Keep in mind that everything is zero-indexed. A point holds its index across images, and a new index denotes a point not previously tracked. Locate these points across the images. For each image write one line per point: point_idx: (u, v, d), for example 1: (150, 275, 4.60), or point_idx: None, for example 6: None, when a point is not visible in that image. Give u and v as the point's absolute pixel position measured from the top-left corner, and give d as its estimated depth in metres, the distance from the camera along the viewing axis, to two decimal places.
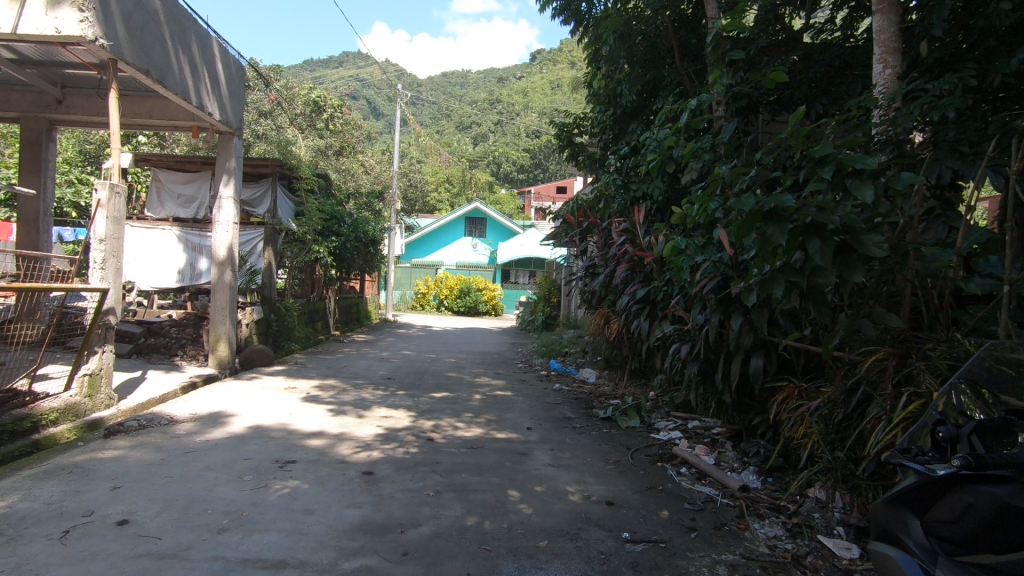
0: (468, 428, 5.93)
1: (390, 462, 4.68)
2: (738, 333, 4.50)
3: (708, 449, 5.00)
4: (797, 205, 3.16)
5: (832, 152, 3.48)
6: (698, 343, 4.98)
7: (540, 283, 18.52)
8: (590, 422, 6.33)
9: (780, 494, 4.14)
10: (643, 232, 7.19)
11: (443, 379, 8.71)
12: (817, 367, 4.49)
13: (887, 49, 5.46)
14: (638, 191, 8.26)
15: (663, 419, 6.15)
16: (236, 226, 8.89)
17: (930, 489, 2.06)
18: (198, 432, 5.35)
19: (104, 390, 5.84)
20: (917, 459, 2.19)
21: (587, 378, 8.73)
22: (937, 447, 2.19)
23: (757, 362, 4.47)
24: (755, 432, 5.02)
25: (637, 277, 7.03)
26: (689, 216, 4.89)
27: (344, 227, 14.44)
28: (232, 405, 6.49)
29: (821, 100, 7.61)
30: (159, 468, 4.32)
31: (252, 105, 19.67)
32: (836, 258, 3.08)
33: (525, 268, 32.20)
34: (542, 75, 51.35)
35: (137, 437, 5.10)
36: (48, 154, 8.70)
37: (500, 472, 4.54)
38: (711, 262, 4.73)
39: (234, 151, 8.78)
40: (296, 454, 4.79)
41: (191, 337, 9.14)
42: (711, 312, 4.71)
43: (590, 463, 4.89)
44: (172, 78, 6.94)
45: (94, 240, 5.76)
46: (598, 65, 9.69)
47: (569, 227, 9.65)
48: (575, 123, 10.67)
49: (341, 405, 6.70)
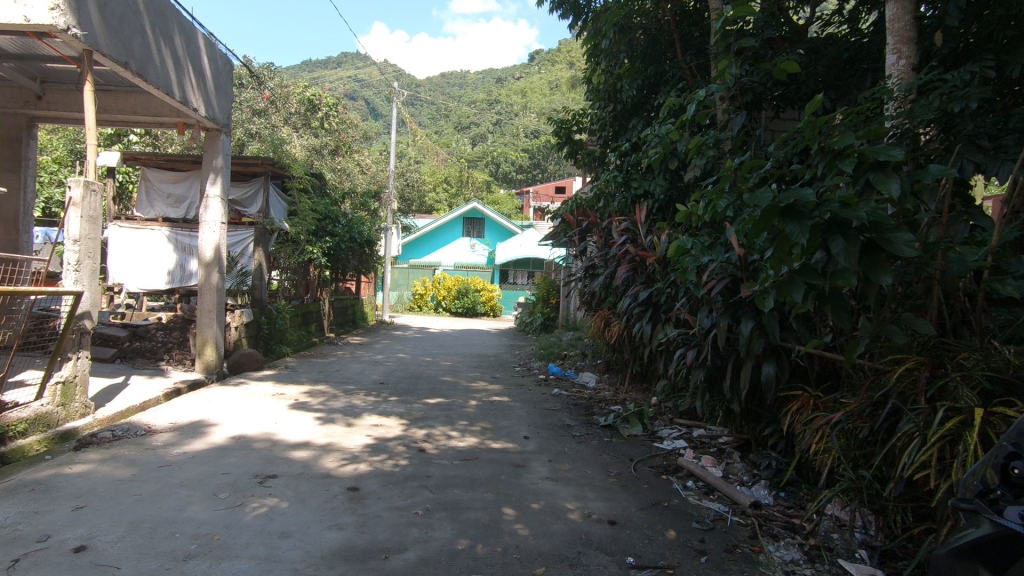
0: (463, 437, 5.63)
1: (378, 477, 4.39)
2: (748, 339, 4.23)
3: (714, 460, 4.75)
4: (817, 200, 2.88)
5: (853, 144, 3.20)
6: (705, 350, 4.72)
7: (539, 284, 18.25)
8: (590, 430, 6.05)
9: (795, 512, 3.87)
10: (644, 231, 6.89)
11: (438, 384, 8.42)
12: (831, 374, 4.23)
13: (901, 39, 5.19)
14: (639, 189, 7.97)
15: (667, 427, 5.88)
16: (223, 226, 8.59)
17: (1007, 547, 1.77)
18: (176, 443, 5.06)
19: (79, 398, 5.54)
20: (987, 503, 1.89)
21: (587, 383, 8.43)
22: (1010, 485, 1.86)
23: (768, 369, 4.20)
24: (765, 443, 4.76)
25: (638, 279, 6.72)
26: (695, 214, 4.62)
27: (339, 227, 14.13)
28: (215, 413, 6.20)
29: (830, 94, 7.33)
30: (130, 484, 4.04)
31: (246, 104, 19.33)
32: (862, 259, 2.80)
33: (524, 268, 31.94)
34: (542, 75, 51.04)
35: (111, 449, 4.81)
36: (28, 152, 8.38)
37: (495, 487, 4.25)
38: (719, 262, 4.45)
39: (222, 149, 8.48)
40: (277, 468, 4.50)
41: (178, 340, 8.86)
42: (719, 316, 4.44)
43: (590, 476, 4.61)
44: (153, 71, 6.64)
45: (68, 240, 5.47)
46: (598, 60, 9.41)
47: (567, 227, 9.35)
48: (574, 119, 10.38)
49: (330, 413, 6.41)
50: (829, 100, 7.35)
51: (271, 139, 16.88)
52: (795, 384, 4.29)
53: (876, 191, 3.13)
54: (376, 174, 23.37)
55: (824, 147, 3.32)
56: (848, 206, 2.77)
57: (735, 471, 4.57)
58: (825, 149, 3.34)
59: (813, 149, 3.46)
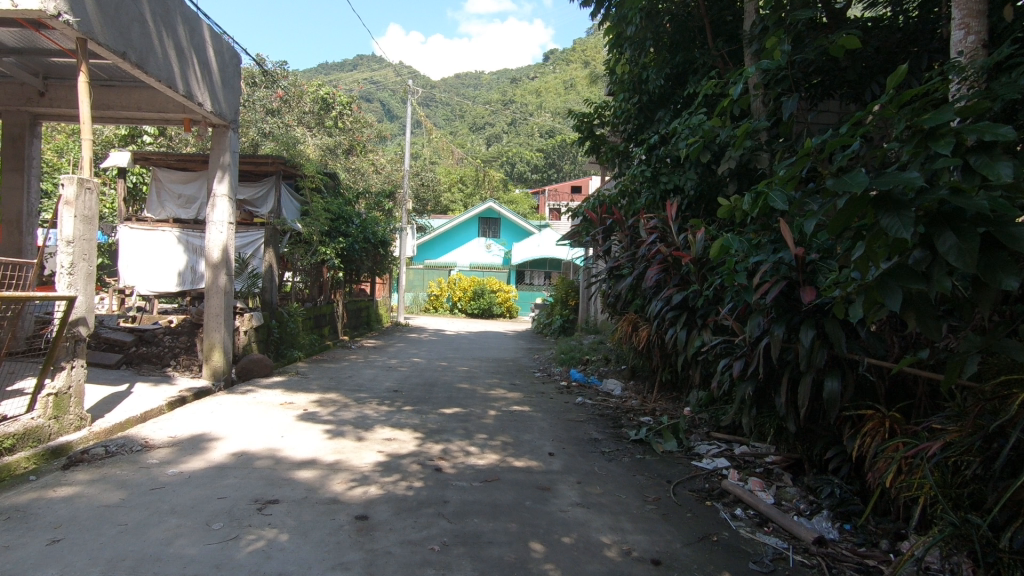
0: (482, 454, 5.16)
1: (390, 503, 3.94)
2: (808, 351, 3.72)
3: (763, 483, 4.28)
4: (921, 187, 2.36)
5: (951, 120, 2.67)
6: (756, 361, 4.21)
7: (558, 284, 17.69)
8: (620, 446, 5.55)
9: (867, 551, 3.36)
10: (677, 229, 6.42)
11: (454, 392, 7.95)
12: (904, 392, 3.72)
13: (969, 12, 4.41)
14: (669, 184, 7.43)
15: (704, 442, 5.39)
16: (231, 226, 8.21)
17: None
18: (173, 461, 4.69)
19: (74, 410, 5.17)
20: None
21: (612, 391, 7.92)
22: None
23: (833, 384, 3.68)
24: (821, 465, 4.26)
25: (671, 281, 6.22)
26: (745, 208, 4.11)
27: (352, 228, 13.76)
28: (219, 425, 5.81)
29: (879, 79, 6.70)
30: (116, 511, 3.64)
31: (260, 102, 18.99)
32: (976, 259, 2.28)
33: (541, 269, 31.42)
34: (557, 73, 50.39)
35: (102, 468, 4.44)
36: (33, 151, 8.10)
37: (520, 516, 3.78)
38: (772, 263, 3.95)
39: (229, 146, 8.13)
40: (279, 491, 4.08)
41: (186, 345, 8.53)
42: (774, 324, 3.93)
43: (625, 502, 4.12)
44: (153, 63, 6.27)
45: (60, 242, 5.11)
46: (622, 49, 8.89)
47: (589, 226, 8.75)
48: (596, 112, 9.86)
49: (341, 425, 5.98)
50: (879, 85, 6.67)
51: (285, 138, 16.57)
52: (863, 402, 3.78)
53: (980, 178, 2.60)
54: (390, 174, 23.03)
55: (908, 127, 2.78)
56: (959, 192, 2.28)
57: (788, 498, 4.07)
58: (910, 129, 2.81)
59: (896, 127, 2.92)
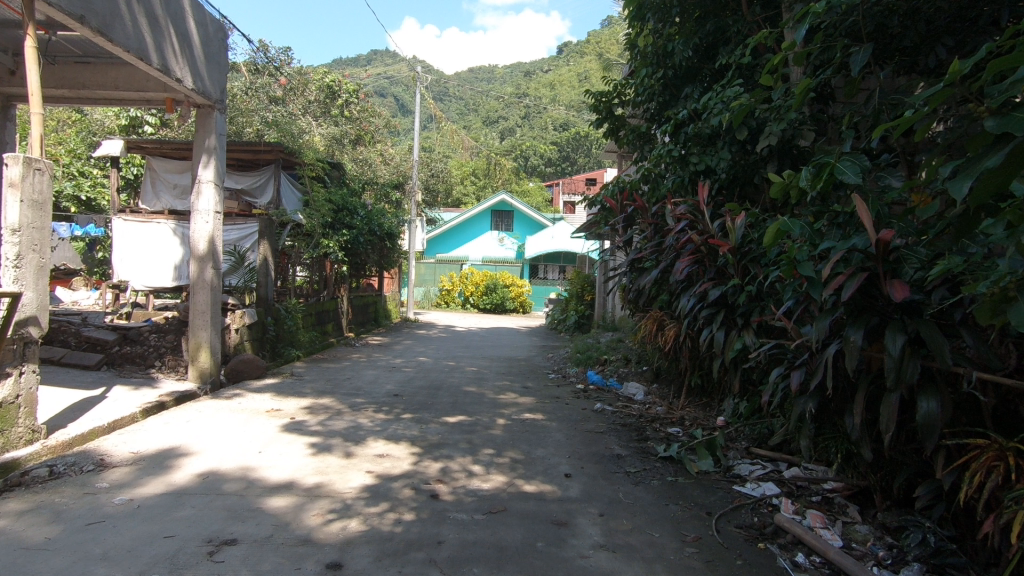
0: (487, 475, 4.42)
1: (371, 544, 3.23)
2: (897, 362, 2.95)
3: (824, 518, 3.53)
4: None
5: None
6: (821, 373, 3.40)
7: (573, 279, 16.88)
8: (647, 465, 4.78)
9: None
10: (708, 214, 5.58)
11: (461, 396, 7.24)
12: (1018, 416, 2.95)
13: None
14: (699, 165, 6.52)
15: (745, 461, 4.64)
16: (218, 215, 7.55)
17: None
18: (128, 484, 4.03)
19: (23, 422, 4.51)
20: None
21: (634, 396, 7.15)
22: None
23: (928, 404, 2.89)
24: (898, 499, 3.49)
25: (705, 274, 5.47)
26: (806, 185, 3.33)
27: (357, 219, 12.95)
28: (193, 439, 5.14)
29: (946, 42, 5.54)
30: (34, 558, 2.98)
31: (262, 89, 17.79)
32: None
33: (555, 263, 30.53)
34: (571, 65, 49.34)
35: (40, 496, 3.79)
36: (6, 135, 7.43)
37: (529, 565, 3.05)
38: (846, 250, 3.16)
39: (215, 128, 7.48)
40: (240, 528, 3.39)
41: (172, 344, 7.87)
42: (850, 328, 3.14)
43: (658, 544, 3.36)
44: (120, 30, 5.61)
45: (5, 230, 4.48)
46: (644, 21, 8.05)
47: (608, 214, 7.98)
48: (616, 90, 8.95)
49: (328, 438, 5.28)
50: (943, 49, 5.55)
51: (288, 126, 15.92)
52: (963, 426, 3.02)
53: None
54: (399, 164, 22.27)
55: None
56: None
57: (858, 540, 3.31)
58: None
59: None
